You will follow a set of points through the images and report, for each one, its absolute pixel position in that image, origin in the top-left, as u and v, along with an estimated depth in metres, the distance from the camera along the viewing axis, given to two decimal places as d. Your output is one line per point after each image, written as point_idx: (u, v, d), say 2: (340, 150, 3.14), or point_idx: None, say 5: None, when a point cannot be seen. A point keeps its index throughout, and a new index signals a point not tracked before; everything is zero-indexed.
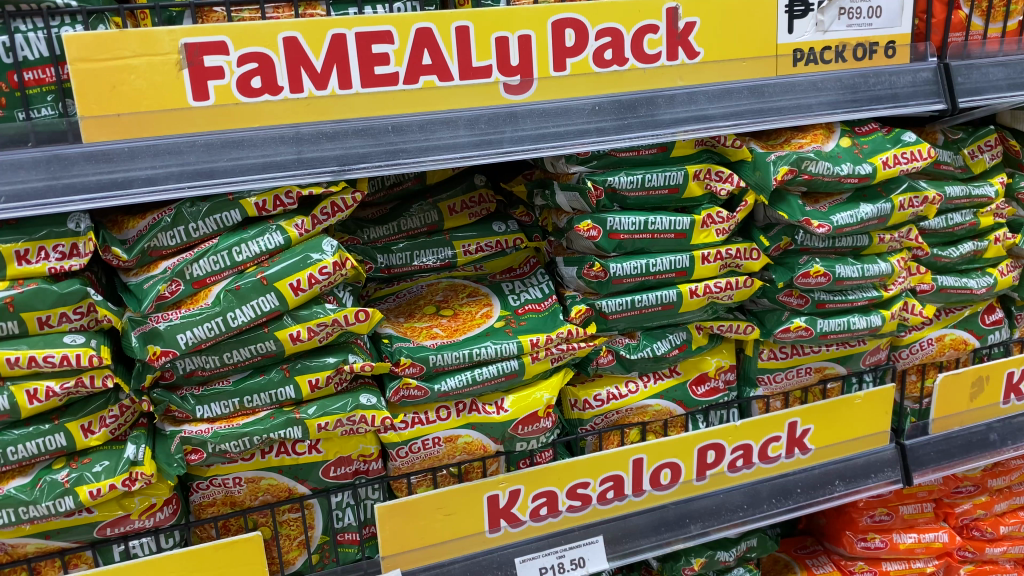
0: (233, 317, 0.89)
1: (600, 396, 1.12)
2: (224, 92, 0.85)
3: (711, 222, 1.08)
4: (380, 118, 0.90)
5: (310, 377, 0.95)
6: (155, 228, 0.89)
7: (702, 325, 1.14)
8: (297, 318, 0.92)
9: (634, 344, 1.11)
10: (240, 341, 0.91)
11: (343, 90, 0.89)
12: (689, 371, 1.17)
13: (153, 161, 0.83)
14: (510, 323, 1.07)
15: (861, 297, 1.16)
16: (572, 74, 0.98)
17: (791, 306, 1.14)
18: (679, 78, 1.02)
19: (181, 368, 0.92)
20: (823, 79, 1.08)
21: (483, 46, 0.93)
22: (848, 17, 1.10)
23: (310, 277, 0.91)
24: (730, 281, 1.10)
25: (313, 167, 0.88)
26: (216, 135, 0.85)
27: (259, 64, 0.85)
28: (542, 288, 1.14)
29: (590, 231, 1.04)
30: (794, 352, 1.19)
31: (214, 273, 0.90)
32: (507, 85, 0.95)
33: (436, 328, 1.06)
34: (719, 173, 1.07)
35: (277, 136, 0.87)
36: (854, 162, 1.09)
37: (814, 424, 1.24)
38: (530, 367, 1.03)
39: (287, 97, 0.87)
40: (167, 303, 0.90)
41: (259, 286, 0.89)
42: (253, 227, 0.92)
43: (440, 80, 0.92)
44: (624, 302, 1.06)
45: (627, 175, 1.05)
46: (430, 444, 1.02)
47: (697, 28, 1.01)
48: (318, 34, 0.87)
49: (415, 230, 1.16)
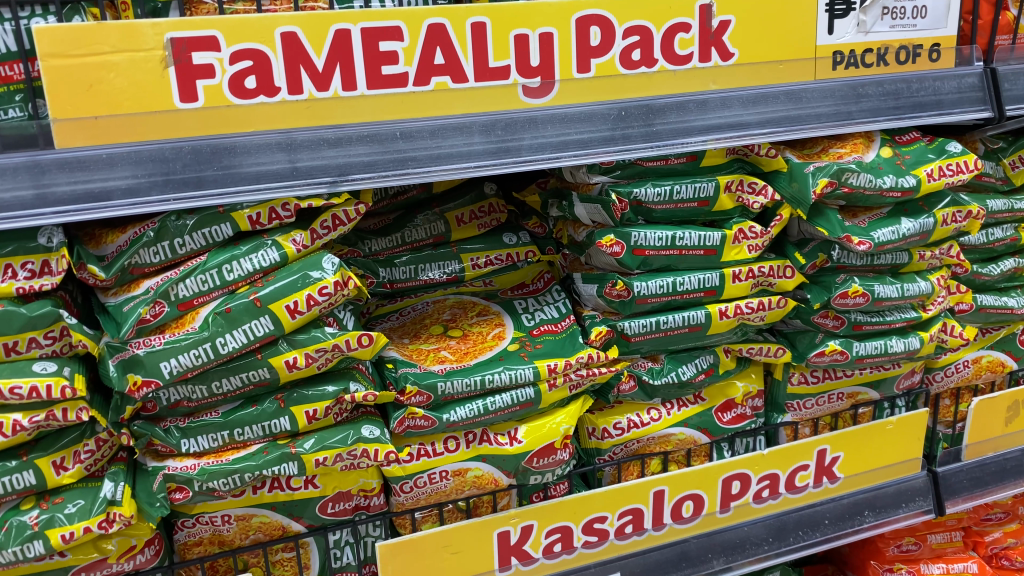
0: (222, 342, 0.80)
1: (621, 424, 1.03)
2: (215, 93, 0.77)
3: (743, 238, 0.99)
4: (387, 123, 0.82)
5: (306, 409, 0.86)
6: (136, 244, 0.80)
7: (730, 348, 1.05)
8: (293, 343, 0.83)
9: (658, 368, 1.01)
10: (230, 369, 0.82)
11: (347, 92, 0.80)
12: (715, 398, 1.08)
13: (135, 169, 0.74)
14: (525, 345, 0.97)
15: (900, 318, 1.08)
16: (597, 76, 0.90)
17: (826, 328, 1.05)
18: (712, 81, 0.94)
19: (165, 399, 0.82)
20: (865, 83, 1.00)
21: (500, 45, 0.85)
22: (892, 17, 1.02)
23: (308, 299, 0.82)
24: (763, 301, 1.01)
25: (311, 177, 0.79)
26: (207, 141, 0.76)
27: (254, 62, 0.77)
28: (559, 306, 1.04)
29: (613, 246, 0.95)
30: (826, 377, 1.11)
31: (202, 294, 0.81)
32: (526, 87, 0.87)
33: (444, 351, 0.97)
34: (753, 184, 0.99)
35: (273, 142, 0.78)
36: (896, 174, 1.01)
37: (844, 451, 1.16)
38: (547, 396, 0.95)
39: (285, 99, 0.79)
40: (149, 327, 0.80)
41: (252, 308, 0.80)
42: (246, 243, 0.83)
43: (453, 81, 0.84)
44: (648, 323, 0.98)
45: (654, 187, 0.96)
46: (437, 478, 0.94)
47: (732, 27, 0.94)
48: (321, 29, 0.78)
49: (420, 241, 1.07)
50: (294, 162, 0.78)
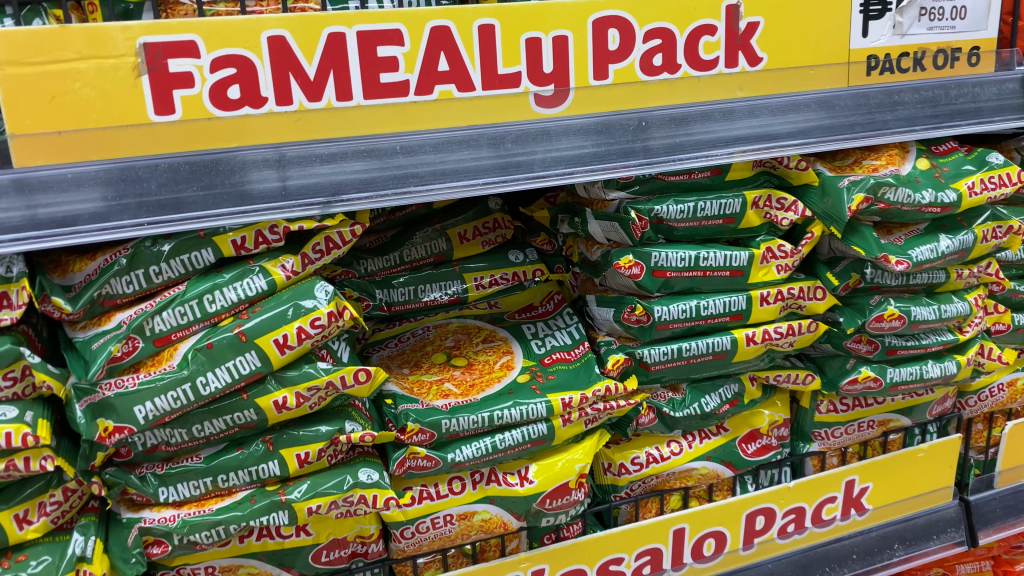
0: (203, 382, 0.71)
1: (639, 459, 0.95)
2: (194, 104, 0.69)
3: (773, 257, 0.92)
4: (386, 136, 0.73)
5: (298, 451, 0.78)
6: (106, 273, 0.71)
7: (756, 376, 0.98)
8: (283, 381, 0.75)
9: (679, 399, 0.94)
10: (212, 411, 0.74)
11: (342, 102, 0.72)
12: (739, 428, 1.00)
13: (104, 191, 0.65)
14: (537, 376, 0.89)
15: (937, 341, 1.00)
16: (615, 83, 0.82)
17: (859, 353, 0.98)
18: (740, 88, 0.86)
19: (141, 444, 0.74)
20: (902, 90, 0.92)
21: (511, 50, 0.77)
22: (929, 18, 0.94)
23: (299, 332, 0.74)
24: (793, 325, 0.94)
25: (303, 197, 0.70)
26: (187, 157, 0.67)
27: (237, 70, 0.69)
28: (571, 331, 0.96)
29: (632, 268, 0.87)
30: (856, 404, 1.04)
31: (181, 328, 0.73)
32: (539, 96, 0.79)
33: (448, 384, 0.89)
34: (782, 200, 0.91)
35: (261, 158, 0.69)
36: (936, 188, 0.94)
37: (873, 482, 1.09)
38: (560, 432, 0.87)
39: (272, 110, 0.71)
40: (122, 366, 0.72)
41: (237, 343, 0.72)
42: (230, 270, 0.75)
43: (459, 90, 0.76)
44: (669, 351, 0.90)
45: (676, 204, 0.88)
46: (442, 523, 0.85)
47: (760, 29, 0.87)
48: (312, 33, 0.70)
49: (420, 261, 0.99)
50: (285, 182, 0.68)
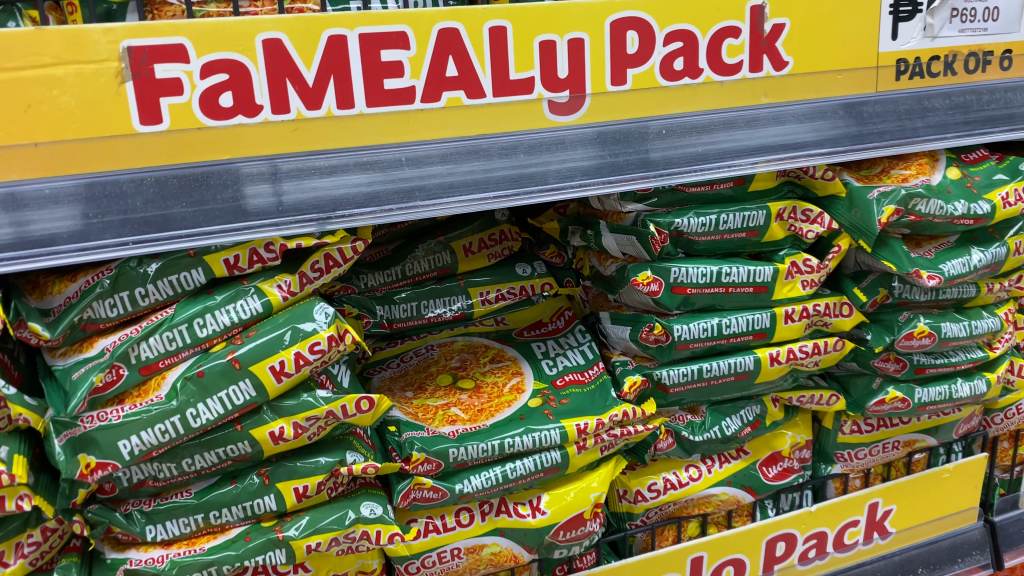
0: (193, 415, 0.66)
1: (656, 485, 0.90)
2: (183, 113, 0.62)
3: (797, 272, 0.87)
4: (390, 148, 0.68)
5: (296, 485, 0.72)
6: (87, 296, 0.65)
7: (779, 397, 0.93)
8: (279, 411, 0.70)
9: (699, 422, 0.89)
10: (204, 444, 0.68)
11: (342, 111, 0.66)
12: (759, 451, 0.95)
13: (84, 208, 0.60)
14: (549, 401, 0.84)
15: (966, 358, 0.95)
16: (634, 89, 0.75)
17: (887, 372, 0.93)
18: (764, 94, 0.81)
19: (127, 480, 0.68)
20: (932, 95, 0.88)
21: (524, 53, 0.70)
22: (961, 20, 0.89)
23: (297, 358, 0.68)
24: (818, 343, 0.89)
25: (297, 214, 0.66)
26: (174, 171, 0.63)
27: (230, 76, 0.63)
28: (584, 350, 0.91)
29: (651, 284, 0.82)
30: (880, 425, 0.99)
31: (169, 355, 0.67)
32: (552, 103, 0.73)
33: (455, 409, 0.83)
34: (808, 212, 0.86)
35: (252, 172, 0.64)
36: (968, 199, 0.89)
37: (896, 504, 1.04)
38: (575, 460, 0.82)
39: (268, 120, 0.64)
40: (105, 398, 0.66)
41: (230, 372, 0.67)
42: (221, 291, 0.69)
43: (468, 97, 0.69)
44: (689, 372, 0.85)
45: (697, 217, 0.84)
46: (448, 558, 0.80)
47: (786, 31, 0.80)
48: (310, 36, 0.64)
49: (423, 275, 0.93)
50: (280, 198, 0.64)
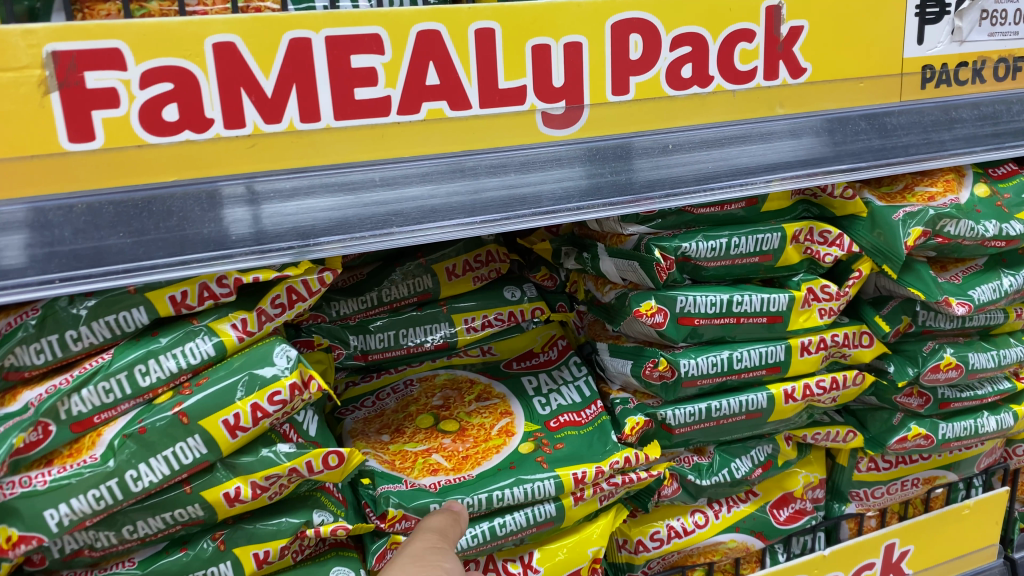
0: (134, 477, 0.57)
1: (659, 534, 0.81)
2: (120, 128, 0.51)
3: (813, 300, 0.79)
4: (362, 167, 0.57)
5: (256, 550, 0.63)
6: (8, 341, 0.55)
7: (792, 435, 0.86)
8: (234, 469, 0.61)
9: (706, 464, 0.81)
10: (148, 509, 0.59)
11: (307, 124, 0.55)
12: (770, 492, 0.87)
13: (28, 237, 0.49)
14: (542, 446, 0.76)
15: (993, 391, 0.88)
16: (637, 99, 0.65)
17: (909, 408, 0.85)
18: (780, 104, 0.72)
19: (59, 551, 0.59)
20: (960, 105, 0.80)
21: (514, 60, 0.60)
22: (991, 23, 0.80)
23: (254, 411, 0.60)
24: (836, 378, 0.81)
25: (272, 244, 0.55)
26: (114, 195, 0.52)
27: (176, 85, 0.52)
28: (580, 386, 0.83)
29: (655, 315, 0.74)
30: (899, 461, 0.91)
31: (106, 408, 0.58)
32: (546, 115, 0.62)
33: (437, 456, 0.75)
34: (826, 234, 0.79)
35: (232, 193, 0.54)
36: (999, 219, 0.81)
37: (913, 545, 0.94)
38: (571, 512, 0.73)
39: (220, 134, 0.54)
40: (29, 459, 0.56)
41: (177, 427, 0.58)
42: (168, 332, 0.60)
43: (451, 108, 0.59)
44: (696, 412, 0.77)
45: (706, 240, 0.76)
46: None
47: (804, 34, 0.71)
48: (268, 39, 0.53)
49: (401, 301, 0.84)
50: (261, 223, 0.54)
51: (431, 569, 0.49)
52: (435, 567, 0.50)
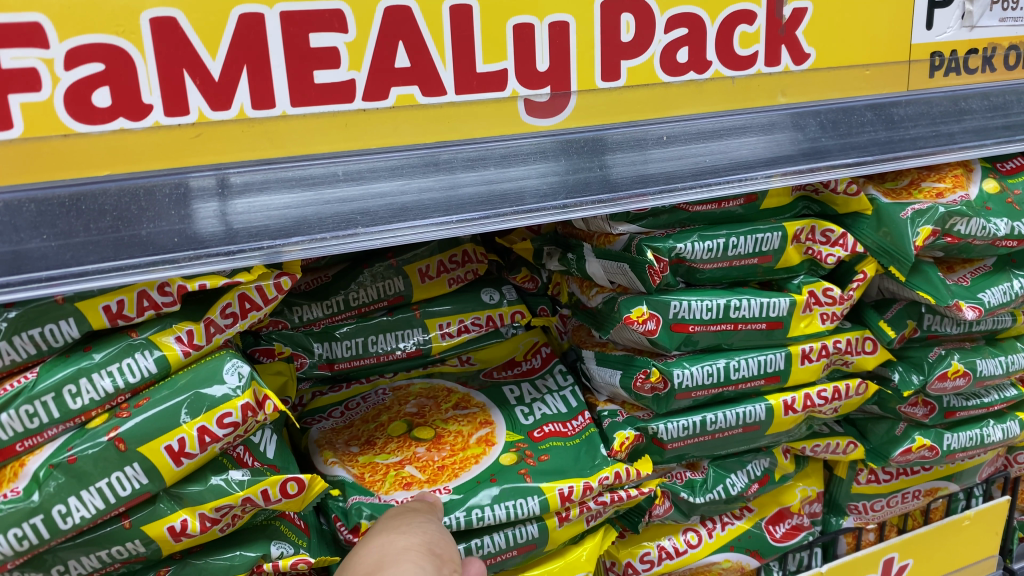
0: (62, 513, 0.50)
1: (648, 556, 0.76)
2: (41, 114, 0.43)
3: (815, 304, 0.74)
4: (323, 160, 0.49)
5: None
6: None
7: (790, 447, 0.81)
8: (180, 499, 0.54)
9: (699, 480, 0.76)
10: (82, 546, 0.52)
11: (259, 111, 0.48)
12: (766, 507, 0.82)
13: None
14: (525, 458, 0.70)
15: (999, 398, 0.84)
16: (629, 86, 0.58)
17: (914, 418, 0.80)
18: (782, 92, 0.64)
19: None
20: (969, 94, 0.70)
21: (494, 40, 0.53)
22: (1003, 7, 0.71)
23: (201, 436, 0.53)
24: (838, 388, 0.76)
25: (247, 245, 0.48)
26: (42, 190, 0.43)
27: (107, 65, 0.44)
28: (567, 396, 0.77)
29: (646, 323, 0.69)
30: (900, 472, 0.86)
31: (30, 435, 0.51)
32: (530, 103, 0.55)
33: (411, 468, 0.68)
34: (829, 232, 0.74)
35: (201, 186, 0.46)
36: (1011, 217, 0.76)
37: (913, 558, 0.86)
38: (556, 535, 0.67)
39: (159, 123, 0.46)
40: None
41: (113, 454, 0.51)
42: (104, 346, 0.53)
43: (423, 94, 0.51)
44: (690, 425, 0.71)
45: (702, 240, 0.70)
46: None
47: (808, 17, 0.64)
48: (213, 14, 0.45)
49: (370, 305, 0.77)
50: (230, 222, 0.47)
51: (409, 520, 0.44)
52: (415, 516, 0.45)
